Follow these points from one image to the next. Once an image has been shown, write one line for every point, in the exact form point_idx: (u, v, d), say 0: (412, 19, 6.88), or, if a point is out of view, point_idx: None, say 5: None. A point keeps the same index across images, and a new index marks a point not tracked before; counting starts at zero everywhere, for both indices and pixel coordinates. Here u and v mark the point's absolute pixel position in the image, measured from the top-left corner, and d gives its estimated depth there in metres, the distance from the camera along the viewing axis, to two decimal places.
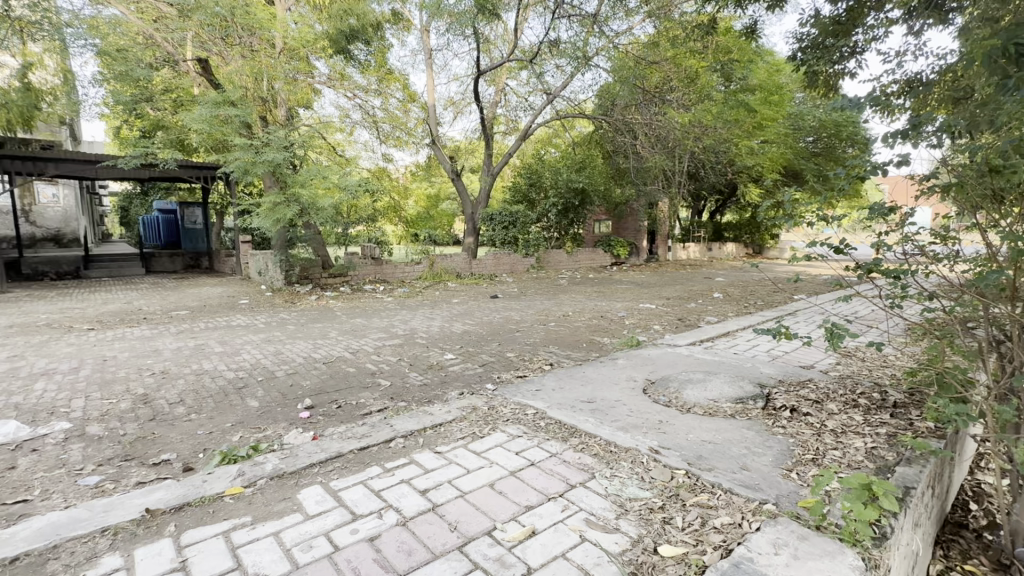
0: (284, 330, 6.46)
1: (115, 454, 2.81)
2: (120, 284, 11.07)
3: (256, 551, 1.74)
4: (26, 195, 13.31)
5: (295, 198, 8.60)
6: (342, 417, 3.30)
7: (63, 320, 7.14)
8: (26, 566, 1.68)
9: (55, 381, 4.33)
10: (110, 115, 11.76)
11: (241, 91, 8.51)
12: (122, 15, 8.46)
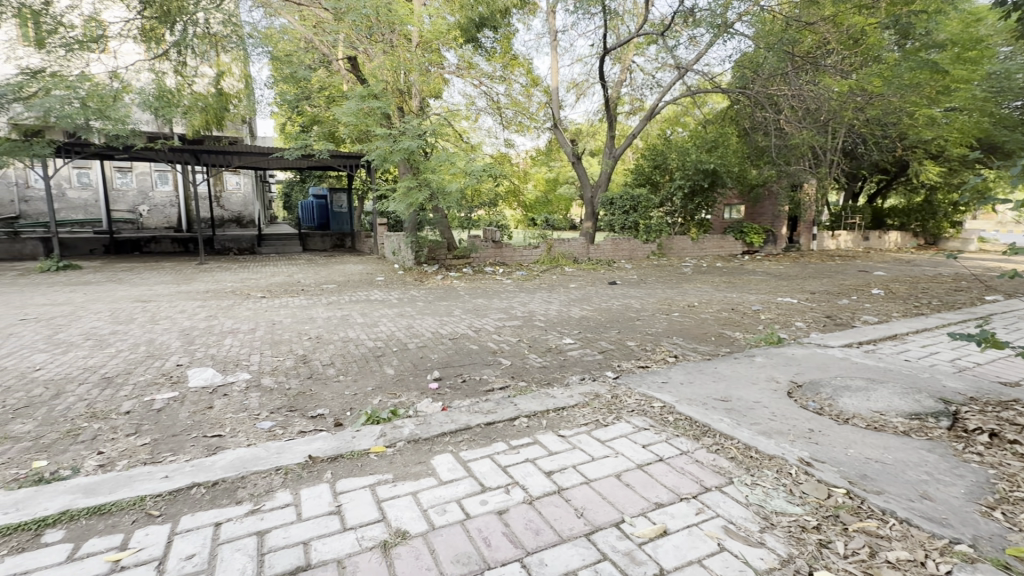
0: (414, 306, 6.97)
1: (283, 404, 3.28)
2: (284, 260, 12.89)
3: (398, 507, 1.89)
4: (218, 183, 16.20)
5: (426, 183, 9.26)
6: (467, 391, 3.47)
7: (243, 289, 8.50)
8: (223, 490, 2.02)
9: (239, 338, 5.19)
10: (279, 113, 13.63)
11: (382, 84, 9.20)
12: (289, 23, 9.59)
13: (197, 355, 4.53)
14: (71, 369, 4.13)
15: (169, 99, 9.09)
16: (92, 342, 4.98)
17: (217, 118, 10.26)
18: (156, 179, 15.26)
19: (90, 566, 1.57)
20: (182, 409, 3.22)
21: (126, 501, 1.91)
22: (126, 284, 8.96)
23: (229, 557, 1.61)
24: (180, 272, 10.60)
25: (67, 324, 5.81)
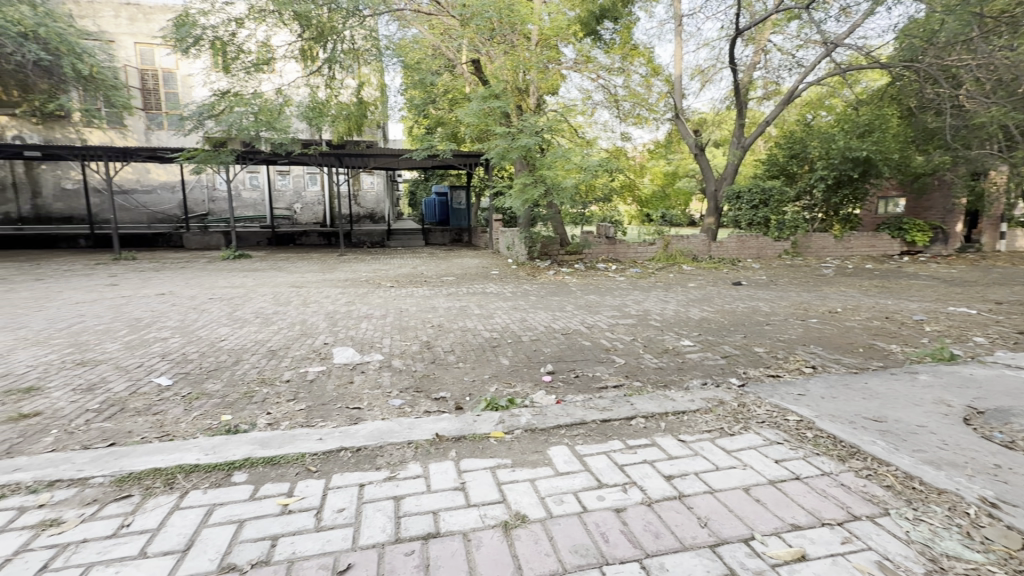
0: (527, 300, 7.13)
1: (411, 385, 3.58)
2: (409, 253, 13.97)
3: (517, 491, 1.97)
4: (356, 182, 18.02)
5: (542, 180, 9.40)
6: (580, 387, 3.47)
7: (375, 278, 9.41)
8: (365, 455, 2.27)
9: (373, 322, 5.77)
10: (408, 117, 14.76)
11: (502, 84, 9.49)
12: (419, 33, 10.30)
13: (339, 335, 5.13)
14: (246, 341, 4.93)
15: (320, 110, 10.32)
16: (260, 320, 5.88)
17: (357, 123, 11.44)
18: (307, 181, 17.42)
19: (266, 506, 1.87)
20: (329, 382, 3.67)
21: (291, 456, 2.24)
22: (284, 271, 10.42)
23: (372, 515, 1.81)
24: (325, 262, 12.05)
25: (243, 304, 6.94)
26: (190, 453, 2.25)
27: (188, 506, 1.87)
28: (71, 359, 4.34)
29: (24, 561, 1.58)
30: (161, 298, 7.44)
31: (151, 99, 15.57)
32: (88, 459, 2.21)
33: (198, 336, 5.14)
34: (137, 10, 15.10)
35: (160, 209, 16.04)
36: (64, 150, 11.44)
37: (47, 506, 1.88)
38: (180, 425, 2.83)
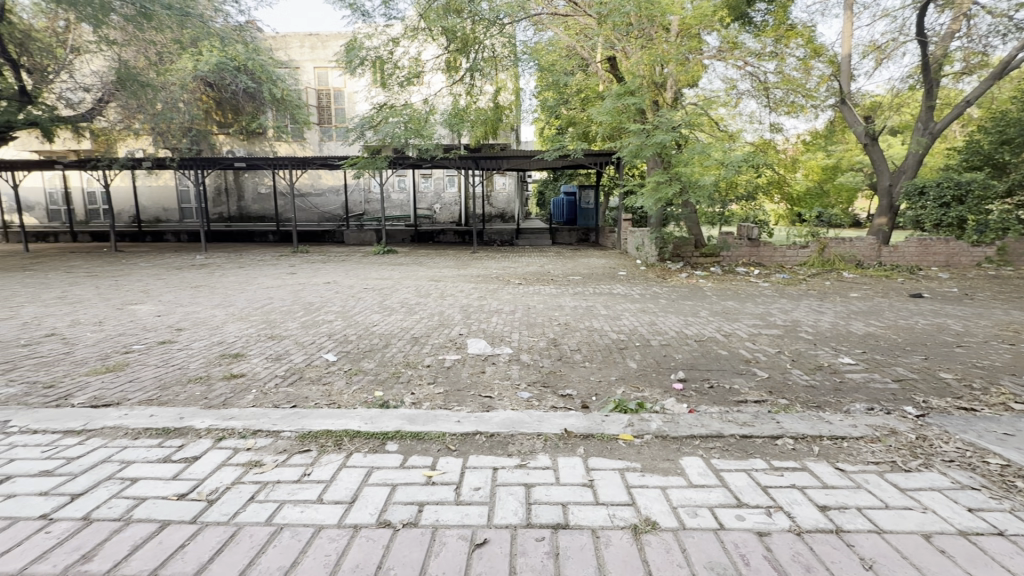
0: (657, 303, 6.85)
1: (537, 379, 3.69)
2: (536, 252, 14.30)
3: (647, 496, 1.93)
4: (489, 184, 18.90)
5: (678, 177, 8.93)
6: (715, 398, 3.26)
7: (504, 275, 9.83)
8: (498, 442, 2.40)
9: (503, 317, 6.04)
10: (541, 118, 15.08)
11: (639, 80, 9.20)
12: (555, 35, 10.46)
13: (472, 327, 5.47)
14: (393, 327, 5.52)
15: (461, 116, 11.06)
16: (406, 310, 6.52)
17: (494, 126, 12.07)
18: (447, 182, 18.76)
19: (414, 475, 2.09)
20: (464, 369, 3.96)
21: (435, 433, 2.47)
22: (425, 266, 11.39)
23: (505, 498, 1.91)
24: (460, 259, 12.90)
25: (391, 294, 7.77)
26: (353, 420, 2.61)
27: (352, 466, 2.16)
28: (264, 333, 5.28)
29: (238, 490, 1.98)
30: (328, 286, 8.66)
31: (324, 115, 18.11)
32: (279, 416, 2.68)
33: (356, 321, 5.89)
34: (316, 39, 17.68)
35: (328, 209, 18.62)
36: (262, 161, 13.87)
37: (252, 450, 2.32)
38: (344, 396, 3.29)
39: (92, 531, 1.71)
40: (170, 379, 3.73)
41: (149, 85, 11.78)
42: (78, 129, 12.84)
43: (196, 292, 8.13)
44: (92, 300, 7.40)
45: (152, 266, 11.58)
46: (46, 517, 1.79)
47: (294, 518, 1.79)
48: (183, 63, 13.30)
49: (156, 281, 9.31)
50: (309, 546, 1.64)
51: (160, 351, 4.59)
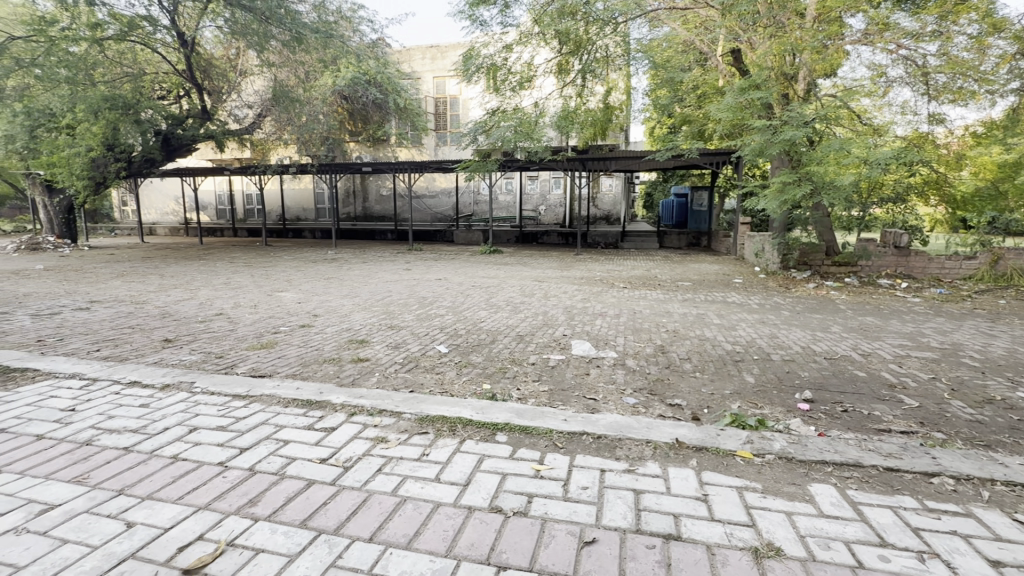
0: (779, 315, 6.26)
1: (643, 386, 3.58)
2: (642, 256, 13.86)
3: (770, 520, 1.79)
4: (596, 185, 18.64)
5: (809, 177, 8.10)
6: (850, 423, 2.91)
7: (609, 278, 9.67)
8: (606, 444, 2.39)
9: (608, 320, 5.95)
10: (652, 117, 14.57)
11: (766, 72, 8.47)
12: (672, 30, 10.06)
13: (576, 329, 5.47)
14: (500, 324, 5.71)
15: (570, 118, 11.09)
16: (512, 308, 6.70)
17: (603, 127, 11.91)
18: (553, 184, 18.87)
19: (523, 467, 2.16)
20: (568, 370, 3.98)
21: (542, 428, 2.52)
22: (529, 267, 11.59)
23: (613, 501, 1.90)
24: (564, 260, 12.96)
25: (497, 292, 8.04)
26: (466, 408, 2.76)
27: (465, 451, 2.30)
28: (385, 323, 5.78)
29: (367, 460, 2.20)
30: (439, 282, 9.20)
31: (441, 121, 19.21)
32: (400, 399, 2.93)
33: (465, 316, 6.19)
34: (436, 50, 18.83)
35: (440, 210, 19.74)
36: (385, 165, 15.11)
37: (378, 427, 2.56)
38: (455, 385, 3.48)
39: (256, 480, 2.02)
40: (310, 358, 4.25)
41: (297, 100, 13.47)
42: (242, 141, 15.07)
43: (328, 283, 9.12)
44: (249, 287, 8.65)
45: (294, 259, 13.20)
46: (222, 464, 2.15)
47: (415, 492, 1.95)
48: (324, 79, 14.97)
49: (297, 273, 10.60)
50: (429, 520, 1.77)
51: (301, 333, 5.24)
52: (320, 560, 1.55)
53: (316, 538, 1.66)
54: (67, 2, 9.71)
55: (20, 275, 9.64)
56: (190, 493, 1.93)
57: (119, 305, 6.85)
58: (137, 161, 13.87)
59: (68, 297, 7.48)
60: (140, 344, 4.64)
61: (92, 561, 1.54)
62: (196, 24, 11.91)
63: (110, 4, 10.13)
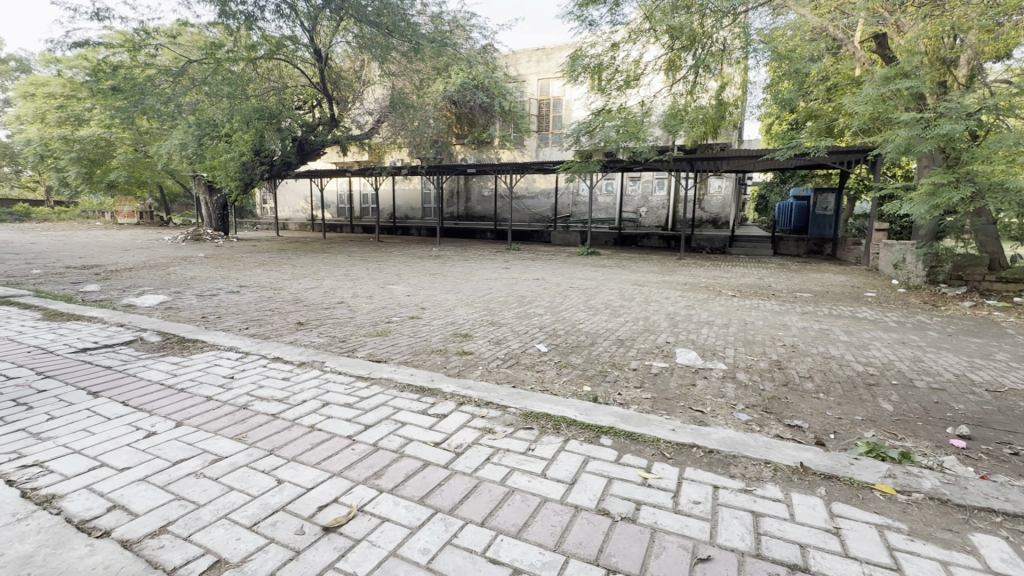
0: (924, 336, 5.45)
1: (758, 403, 3.32)
2: (754, 262, 12.86)
3: (919, 566, 1.58)
4: (703, 187, 17.51)
5: (970, 177, 6.95)
6: (1021, 469, 2.46)
7: (716, 285, 9.11)
8: (718, 459, 2.27)
9: (715, 330, 5.62)
10: (771, 113, 13.42)
11: (918, 58, 7.40)
12: (800, 17, 9.19)
13: (681, 337, 5.23)
14: (599, 327, 5.64)
15: (679, 116, 10.62)
16: (612, 311, 6.59)
17: (714, 126, 11.23)
18: (656, 185, 17.91)
19: (630, 473, 2.12)
20: (672, 379, 3.82)
21: (649, 436, 2.46)
22: (628, 270, 11.29)
23: (729, 520, 1.80)
24: (665, 265, 12.45)
25: (595, 295, 7.94)
26: (570, 408, 2.77)
27: (570, 450, 2.31)
28: (486, 319, 5.99)
29: (477, 449, 2.30)
30: (538, 282, 9.31)
31: (543, 123, 19.38)
32: (505, 393, 3.03)
33: (563, 317, 6.21)
34: (542, 52, 19.04)
35: (538, 211, 19.91)
36: (489, 167, 15.55)
37: (485, 418, 2.67)
38: (556, 385, 3.52)
39: (379, 455, 2.22)
40: (420, 348, 4.54)
41: (412, 106, 14.43)
42: (363, 145, 16.42)
43: (434, 279, 9.64)
44: (364, 279, 9.44)
45: (403, 255, 14.14)
46: (351, 438, 2.39)
47: (523, 485, 2.00)
48: (436, 86, 15.81)
49: (406, 267, 11.34)
50: (537, 514, 1.81)
51: (411, 324, 5.62)
52: (438, 536, 1.66)
53: (433, 516, 1.78)
54: (232, 27, 11.33)
55: (188, 262, 11.43)
56: (326, 460, 2.17)
57: (261, 290, 7.85)
58: (277, 164, 15.78)
59: (222, 282, 8.71)
60: (279, 326, 5.28)
61: (253, 508, 1.80)
62: (330, 40, 13.25)
63: (263, 28, 11.62)
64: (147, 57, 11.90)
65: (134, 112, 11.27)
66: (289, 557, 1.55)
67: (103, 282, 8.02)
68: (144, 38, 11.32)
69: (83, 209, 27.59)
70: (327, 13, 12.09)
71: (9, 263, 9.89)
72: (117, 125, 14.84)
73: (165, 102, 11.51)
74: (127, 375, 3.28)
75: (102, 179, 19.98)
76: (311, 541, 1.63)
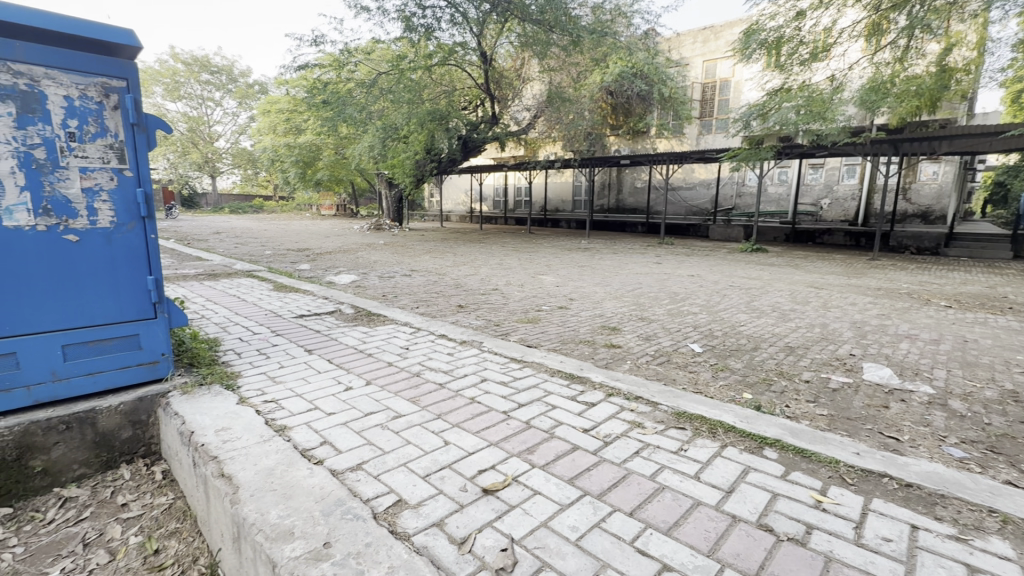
0: None
1: (979, 439, 2.68)
2: (980, 266, 10.28)
3: None
4: (910, 174, 14.46)
5: None
6: None
7: (922, 293, 7.52)
8: (920, 497, 1.91)
9: (919, 346, 4.66)
10: (1018, 78, 10.53)
11: None
12: None
13: (870, 350, 4.45)
14: (764, 331, 5.10)
15: (881, 90, 8.97)
16: (780, 315, 5.89)
17: (930, 101, 9.26)
18: (844, 173, 15.34)
19: (799, 492, 1.91)
20: (855, 397, 3.29)
21: (825, 456, 2.17)
22: (802, 270, 9.93)
23: (931, 569, 1.52)
24: (851, 265, 10.66)
25: (760, 295, 7.17)
26: (728, 414, 2.59)
27: (728, 457, 2.16)
28: (636, 314, 5.84)
29: (626, 441, 2.29)
30: (692, 279, 8.76)
31: (707, 108, 17.90)
32: (656, 390, 2.95)
33: (721, 317, 5.74)
34: (710, 31, 17.45)
35: (696, 203, 18.57)
36: (644, 157, 14.94)
37: (635, 412, 2.63)
38: (711, 387, 3.28)
39: (531, 433, 2.35)
40: (568, 337, 4.64)
41: (567, 99, 14.61)
42: (520, 140, 17.16)
43: (582, 271, 9.70)
44: (517, 268, 9.92)
45: (552, 246, 14.45)
46: (506, 413, 2.57)
47: (674, 484, 1.95)
48: (593, 77, 15.76)
49: (555, 259, 11.60)
50: (690, 515, 1.75)
51: (560, 314, 5.75)
52: (587, 517, 1.71)
53: (581, 497, 1.83)
54: (414, 40, 12.82)
55: (370, 248, 13.31)
56: (484, 430, 2.37)
57: (428, 274, 8.78)
58: (444, 161, 17.34)
59: (398, 266, 9.96)
60: (443, 307, 5.86)
61: (425, 462, 2.06)
62: (495, 42, 14.08)
63: (439, 37, 12.88)
64: (349, 73, 14.08)
65: (338, 120, 13.62)
66: (455, 509, 1.74)
67: (312, 263, 9.78)
68: (347, 57, 13.47)
69: (298, 203, 33.71)
70: (494, 16, 12.85)
71: (251, 246, 12.65)
72: (326, 131, 17.89)
73: (361, 111, 13.53)
74: (330, 338, 3.99)
75: (312, 177, 24.21)
76: (472, 498, 1.81)
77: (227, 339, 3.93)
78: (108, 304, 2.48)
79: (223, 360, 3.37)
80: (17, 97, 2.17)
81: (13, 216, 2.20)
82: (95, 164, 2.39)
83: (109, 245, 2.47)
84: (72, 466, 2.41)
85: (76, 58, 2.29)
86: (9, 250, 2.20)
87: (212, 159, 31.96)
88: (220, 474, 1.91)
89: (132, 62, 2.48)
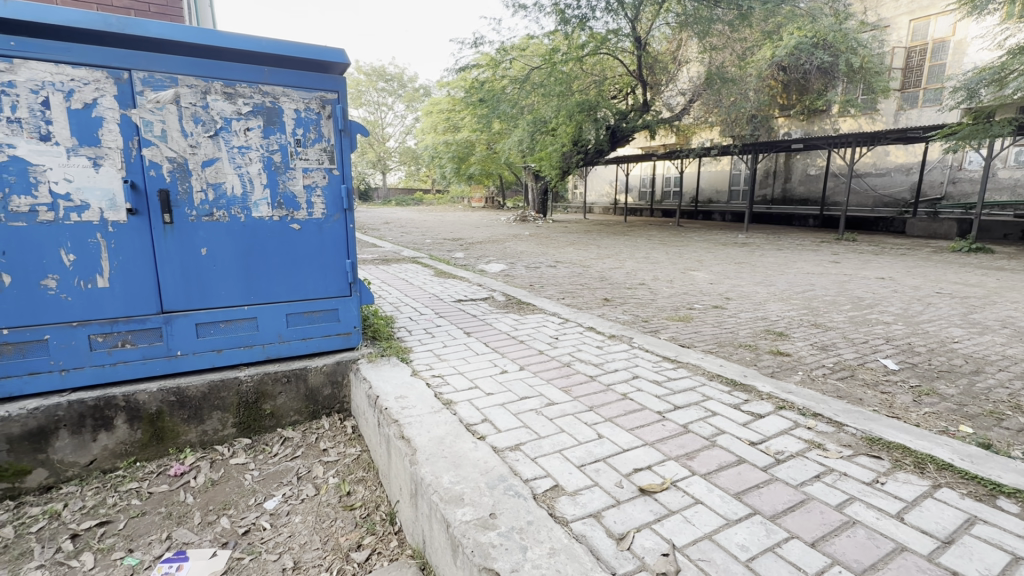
0: None
1: None
2: None
3: None
4: None
5: None
6: None
7: None
8: None
9: None
10: None
11: None
12: None
13: None
14: (988, 351, 4.10)
15: None
16: (1014, 333, 4.66)
17: None
18: None
19: None
20: None
21: None
22: None
23: None
24: None
25: (982, 306, 5.77)
26: (940, 448, 2.14)
27: (942, 500, 1.79)
28: (808, 319, 5.13)
29: (803, 461, 2.04)
30: (882, 282, 7.40)
31: (911, 78, 14.75)
32: (840, 408, 2.57)
33: (923, 330, 4.76)
34: None
35: (890, 192, 15.59)
36: (820, 138, 12.94)
37: (814, 430, 2.33)
38: (914, 413, 2.73)
39: (690, 438, 2.22)
40: (726, 340, 4.27)
41: (730, 79, 13.37)
42: (672, 127, 16.21)
43: (739, 268, 8.85)
44: (665, 263, 9.44)
45: (704, 240, 13.42)
46: (661, 414, 2.47)
47: (869, 520, 1.68)
48: (763, 52, 14.16)
49: (708, 254, 10.77)
50: (891, 560, 1.49)
51: (716, 314, 5.32)
52: (758, 538, 1.57)
53: (751, 516, 1.68)
54: (567, 32, 12.94)
55: (516, 239, 13.86)
56: (639, 428, 2.31)
57: (572, 266, 8.82)
58: (591, 153, 17.11)
59: (543, 257, 10.20)
60: (588, 299, 5.84)
61: (579, 452, 2.09)
62: (650, 25, 13.48)
63: (592, 26, 12.79)
64: (504, 70, 14.74)
65: (493, 116, 14.42)
66: (612, 504, 1.74)
67: (465, 252, 10.53)
68: (503, 56, 14.13)
69: (452, 196, 36.53)
70: None
71: (413, 235, 14.08)
72: (481, 128, 19.04)
73: (513, 106, 14.13)
74: (485, 323, 4.26)
75: (465, 172, 25.96)
76: (629, 496, 1.78)
77: (400, 317, 4.45)
78: (318, 282, 2.97)
79: (397, 335, 3.83)
80: (264, 112, 2.70)
81: (258, 209, 2.76)
82: (313, 164, 2.87)
83: (321, 233, 2.95)
84: (289, 413, 2.96)
85: (303, 77, 2.76)
86: (256, 235, 2.77)
87: (384, 157, 36.37)
88: (401, 436, 2.18)
89: (341, 77, 2.91)
